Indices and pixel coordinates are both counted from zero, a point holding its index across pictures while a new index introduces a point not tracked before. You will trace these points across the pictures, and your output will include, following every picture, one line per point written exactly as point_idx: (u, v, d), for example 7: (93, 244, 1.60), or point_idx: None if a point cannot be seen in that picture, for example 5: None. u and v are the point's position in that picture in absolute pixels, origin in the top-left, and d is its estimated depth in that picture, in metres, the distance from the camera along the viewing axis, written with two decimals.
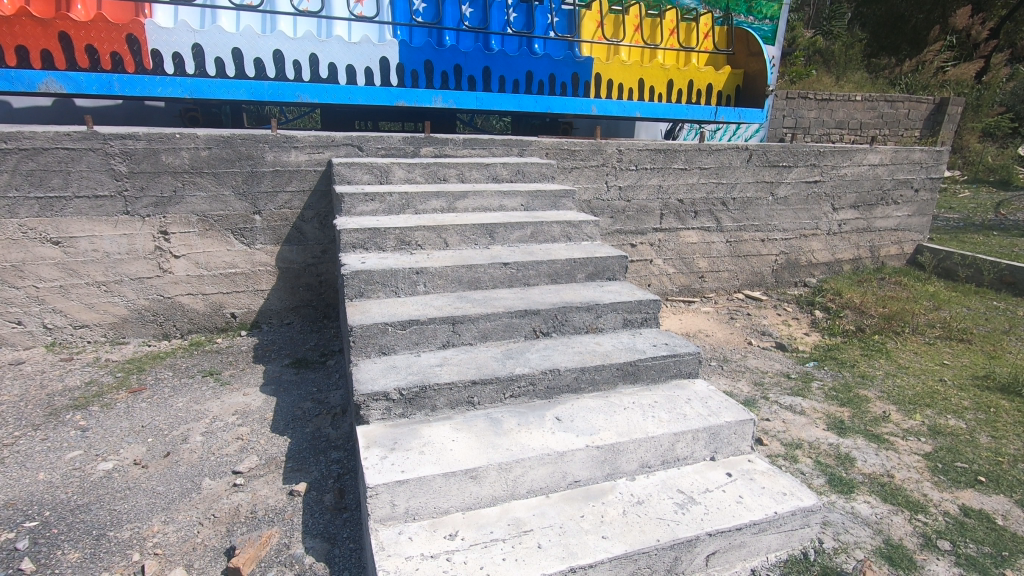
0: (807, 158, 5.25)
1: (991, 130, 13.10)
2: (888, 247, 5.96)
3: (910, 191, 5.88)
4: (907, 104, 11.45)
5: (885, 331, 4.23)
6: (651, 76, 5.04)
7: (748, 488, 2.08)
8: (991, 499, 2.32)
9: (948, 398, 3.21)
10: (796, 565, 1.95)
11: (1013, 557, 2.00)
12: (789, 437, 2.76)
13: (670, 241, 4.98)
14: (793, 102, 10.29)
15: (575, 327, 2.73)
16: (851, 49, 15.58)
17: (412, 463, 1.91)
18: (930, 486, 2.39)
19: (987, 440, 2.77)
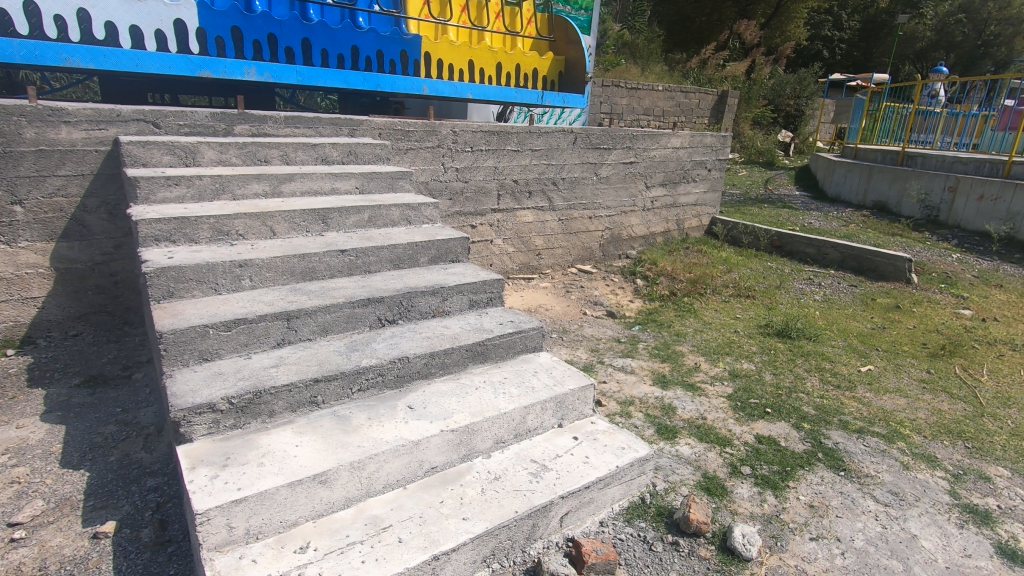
0: (623, 142, 5.76)
1: (758, 119, 15.68)
2: (690, 221, 6.84)
3: (705, 170, 6.78)
4: (698, 95, 13.16)
5: (692, 294, 4.87)
6: (480, 57, 5.10)
7: (592, 447, 2.24)
8: (776, 425, 2.80)
9: (741, 346, 3.80)
10: (636, 510, 2.16)
11: (793, 470, 2.45)
12: (622, 395, 3.05)
13: (508, 221, 5.14)
14: (608, 90, 11.30)
15: (420, 312, 2.68)
16: (652, 44, 17.39)
17: (250, 478, 1.72)
18: (733, 422, 2.81)
19: (770, 377, 3.34)
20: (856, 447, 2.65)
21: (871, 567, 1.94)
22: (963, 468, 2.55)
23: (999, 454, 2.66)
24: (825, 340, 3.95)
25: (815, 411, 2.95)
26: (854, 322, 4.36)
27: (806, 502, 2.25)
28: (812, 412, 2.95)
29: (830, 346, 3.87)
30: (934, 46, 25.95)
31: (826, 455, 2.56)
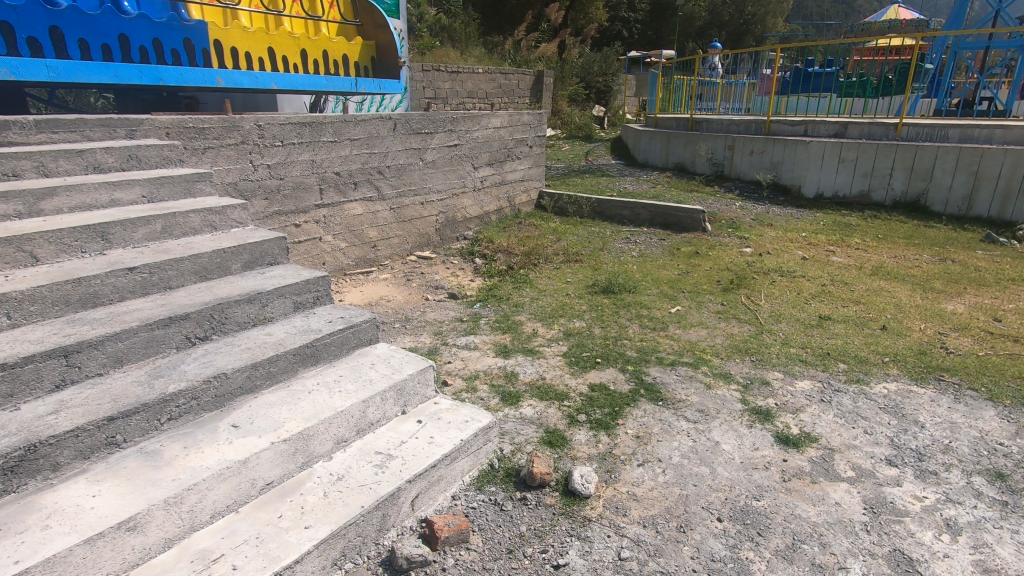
0: (444, 125, 5.79)
1: (573, 96, 16.80)
2: (519, 197, 7.15)
3: (527, 147, 7.10)
4: (516, 75, 13.67)
5: (526, 265, 5.12)
6: (280, 44, 4.74)
7: (437, 427, 2.28)
8: (606, 373, 3.09)
9: (573, 307, 4.10)
10: (486, 476, 2.24)
11: (621, 409, 2.73)
12: (467, 372, 3.13)
13: (335, 216, 4.91)
14: (429, 75, 11.23)
15: (238, 323, 2.47)
16: (468, 27, 17.59)
17: (32, 546, 1.46)
18: (569, 377, 3.04)
19: (599, 331, 3.67)
20: (670, 378, 3.02)
21: (686, 476, 2.25)
22: (750, 378, 3.05)
23: (775, 362, 3.23)
24: (642, 290, 4.42)
25: (636, 354, 3.31)
26: (665, 271, 4.93)
27: (633, 434, 2.53)
28: (634, 355, 3.30)
29: (646, 295, 4.34)
30: (709, 24, 29.82)
31: (647, 390, 2.89)
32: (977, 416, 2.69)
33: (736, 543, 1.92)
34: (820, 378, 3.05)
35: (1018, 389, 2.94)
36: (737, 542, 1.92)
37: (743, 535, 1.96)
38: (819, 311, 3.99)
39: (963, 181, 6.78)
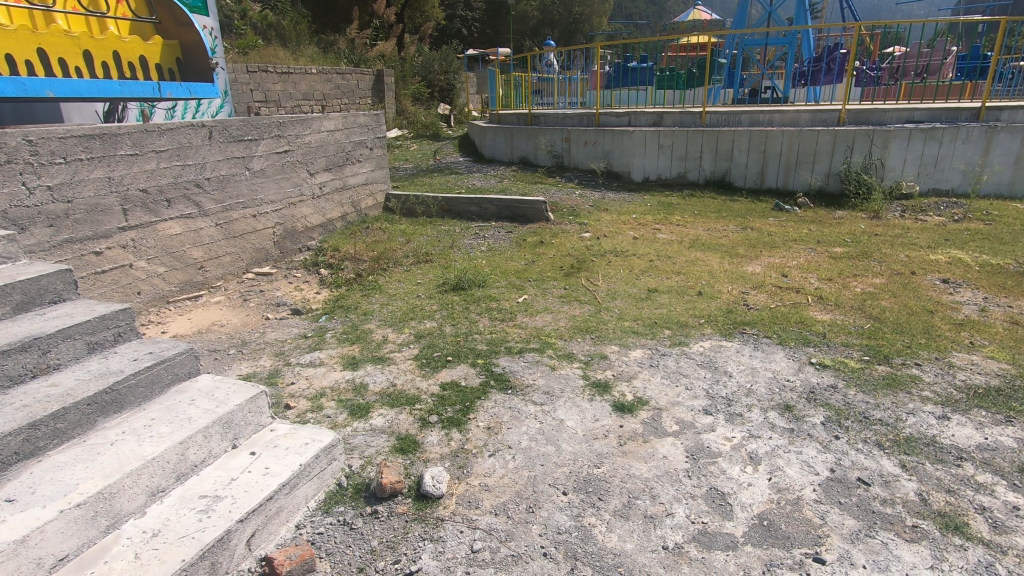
0: (270, 130, 5.40)
1: (417, 95, 16.66)
2: (365, 201, 6.93)
3: (366, 149, 6.88)
4: (354, 75, 13.20)
5: (375, 271, 4.98)
6: (52, 44, 4.03)
7: (273, 455, 2.13)
8: (457, 370, 3.12)
9: (423, 308, 4.07)
10: (333, 497, 2.14)
11: (472, 404, 2.77)
12: (312, 391, 2.96)
13: (147, 238, 4.35)
14: (255, 75, 10.40)
15: (11, 377, 2.08)
16: (298, 24, 16.62)
17: None
18: (420, 380, 3.02)
19: (450, 329, 3.69)
20: (517, 365, 3.14)
21: (534, 458, 2.35)
22: (589, 354, 3.27)
23: (611, 336, 3.50)
24: (490, 284, 4.52)
25: (486, 347, 3.39)
26: (512, 262, 5.09)
27: (484, 426, 2.58)
28: (484, 348, 3.37)
29: (494, 288, 4.45)
30: (542, 23, 31.26)
31: (496, 381, 2.97)
32: (771, 359, 3.16)
33: (579, 512, 2.05)
34: (650, 345, 3.36)
35: (800, 332, 3.50)
36: (580, 511, 2.06)
37: (585, 503, 2.10)
38: (647, 284, 4.40)
39: (755, 159, 7.88)
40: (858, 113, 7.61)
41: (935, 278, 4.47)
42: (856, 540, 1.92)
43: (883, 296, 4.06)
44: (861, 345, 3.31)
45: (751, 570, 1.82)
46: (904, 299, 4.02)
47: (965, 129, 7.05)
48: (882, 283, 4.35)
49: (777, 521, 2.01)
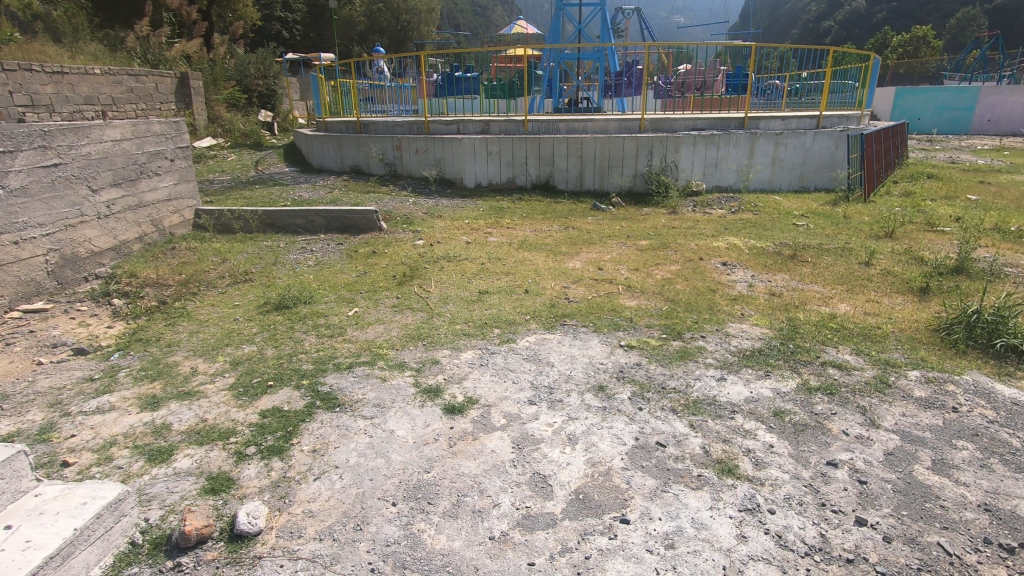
0: (31, 140, 4.54)
1: (231, 101, 15.24)
2: (168, 218, 6.16)
3: (166, 161, 6.13)
4: (150, 78, 11.68)
5: (183, 296, 4.45)
6: None
7: (38, 525, 1.83)
8: (279, 395, 2.91)
9: (241, 333, 3.73)
10: (124, 559, 1.87)
11: (295, 428, 2.60)
12: (99, 441, 2.55)
13: None
14: (14, 74, 8.64)
15: None
16: (73, 17, 14.23)
17: None
18: (235, 411, 2.76)
19: (271, 351, 3.43)
20: (346, 382, 3.03)
21: (362, 474, 2.30)
22: (421, 361, 3.28)
23: (442, 340, 3.55)
24: (318, 300, 4.30)
25: (312, 366, 3.21)
26: (341, 276, 4.91)
27: (309, 450, 2.45)
28: (309, 368, 3.20)
29: (323, 303, 4.25)
30: (369, 29, 30.57)
31: (323, 401, 2.84)
32: (587, 346, 3.47)
33: (408, 521, 2.05)
34: (479, 345, 3.47)
35: (612, 318, 3.88)
36: (410, 519, 2.06)
37: (415, 510, 2.11)
38: (478, 287, 4.54)
39: (574, 164, 8.55)
40: (655, 122, 8.65)
41: (717, 262, 5.26)
42: (653, 497, 2.20)
43: (677, 281, 4.67)
44: (660, 325, 3.78)
45: (567, 543, 1.98)
46: (694, 282, 4.67)
47: (734, 135, 8.41)
48: (677, 269, 5.01)
49: (591, 493, 2.22)
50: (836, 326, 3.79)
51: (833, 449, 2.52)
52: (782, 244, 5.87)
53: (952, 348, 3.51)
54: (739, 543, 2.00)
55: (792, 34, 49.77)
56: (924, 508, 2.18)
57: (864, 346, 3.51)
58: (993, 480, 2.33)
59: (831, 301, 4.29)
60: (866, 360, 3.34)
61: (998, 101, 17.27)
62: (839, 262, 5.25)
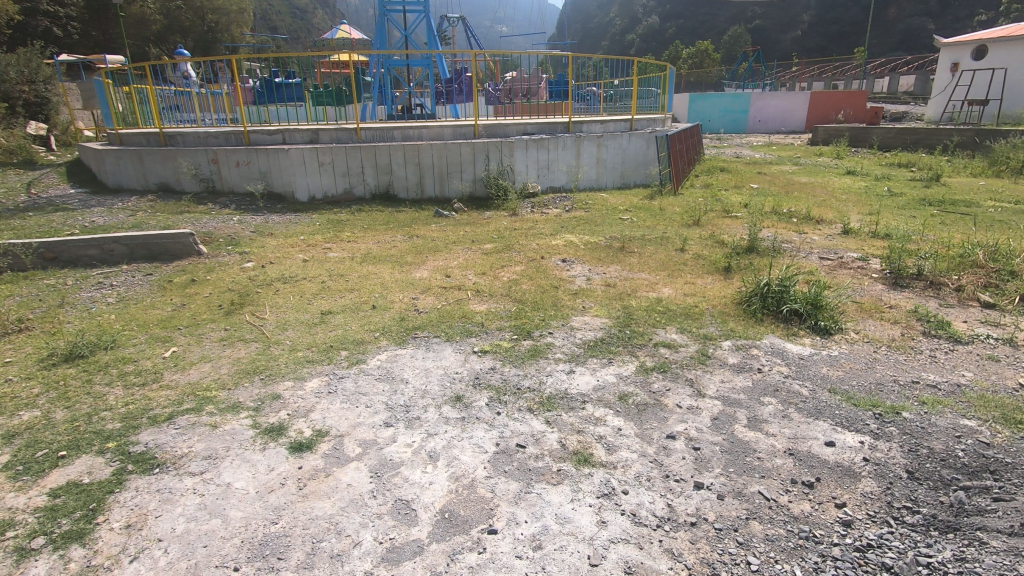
0: None
1: None
2: None
3: None
4: None
5: None
6: None
7: None
8: (75, 466, 2.40)
9: (16, 397, 3.02)
10: None
11: (101, 503, 2.17)
12: None
13: None
14: None
15: None
16: None
17: None
18: (13, 497, 2.22)
19: (62, 414, 2.83)
20: (165, 437, 2.60)
21: (194, 542, 1.99)
22: (259, 399, 2.94)
23: (283, 372, 3.23)
24: (124, 343, 3.67)
25: (120, 424, 2.71)
26: (152, 312, 4.24)
27: (121, 526, 2.06)
28: (116, 426, 2.69)
29: (130, 346, 3.63)
30: (167, 29, 27.12)
31: (137, 463, 2.41)
32: (441, 357, 3.41)
33: None
34: (326, 371, 3.22)
35: (463, 325, 3.87)
36: None
37: (263, 570, 1.88)
38: (320, 308, 4.23)
39: (413, 171, 8.43)
40: (489, 128, 8.86)
41: (557, 259, 5.54)
42: (518, 500, 2.22)
43: (523, 281, 4.83)
44: (510, 326, 3.86)
45: (436, 568, 1.90)
46: (538, 281, 4.85)
47: (561, 139, 8.96)
48: (522, 270, 5.17)
49: (456, 509, 2.18)
50: (662, 309, 4.21)
51: (670, 422, 2.78)
52: (612, 237, 6.38)
53: (752, 317, 4.09)
54: (600, 529, 2.09)
55: (602, 45, 54.69)
56: (746, 462, 2.49)
57: (687, 325, 3.94)
58: (793, 426, 2.74)
59: (656, 287, 4.75)
60: (689, 337, 3.75)
61: (765, 105, 20.74)
62: (659, 250, 5.85)
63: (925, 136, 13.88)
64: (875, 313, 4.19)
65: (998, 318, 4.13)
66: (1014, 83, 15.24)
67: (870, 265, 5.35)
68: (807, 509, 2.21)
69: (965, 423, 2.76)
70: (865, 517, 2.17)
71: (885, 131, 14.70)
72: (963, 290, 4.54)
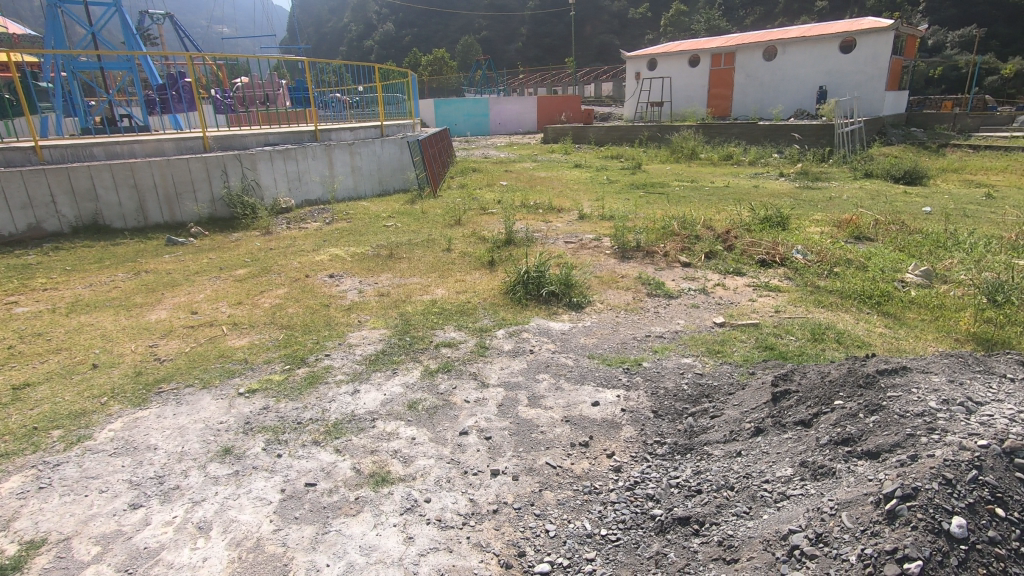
0: None
1: None
2: None
3: None
4: None
5: None
6: None
7: None
8: None
9: None
10: None
11: None
12: None
13: None
14: None
15: None
16: None
17: None
18: None
19: None
20: None
21: None
22: None
23: None
24: None
25: None
26: None
27: None
28: None
29: None
30: None
31: None
32: (198, 409, 2.91)
33: None
34: (31, 463, 2.48)
35: (222, 366, 3.37)
36: None
37: None
38: (12, 381, 3.24)
39: (128, 195, 7.04)
40: (221, 139, 7.87)
41: (324, 276, 5.23)
42: (315, 545, 2.03)
43: (288, 305, 4.43)
44: (280, 357, 3.49)
45: None
46: (305, 301, 4.50)
47: (310, 149, 8.44)
48: (285, 292, 4.74)
49: None
50: (438, 310, 4.29)
51: (461, 419, 2.86)
52: (379, 245, 6.28)
53: (519, 303, 4.44)
54: (408, 546, 2.04)
55: (340, 50, 53.22)
56: (531, 438, 2.70)
57: (463, 321, 4.09)
58: (565, 396, 3.06)
59: (429, 289, 4.82)
60: (467, 332, 3.91)
61: (501, 109, 22.68)
62: (427, 253, 5.96)
63: (626, 133, 16.85)
64: (612, 284, 4.93)
65: (693, 273, 5.24)
66: (677, 89, 19.47)
67: (602, 244, 6.27)
68: (587, 467, 2.49)
69: (685, 361, 3.43)
70: (630, 459, 2.53)
71: (598, 129, 17.41)
72: (669, 255, 5.63)
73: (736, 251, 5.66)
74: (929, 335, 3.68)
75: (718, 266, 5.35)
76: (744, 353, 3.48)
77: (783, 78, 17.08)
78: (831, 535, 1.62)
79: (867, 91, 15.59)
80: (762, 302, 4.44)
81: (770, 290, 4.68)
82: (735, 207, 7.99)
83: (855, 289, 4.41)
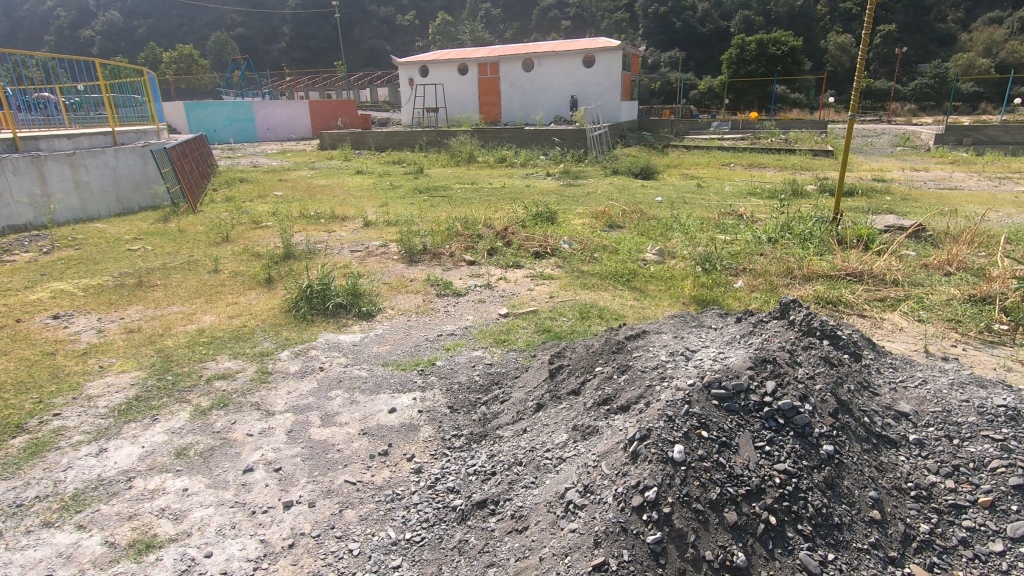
0: None
1: None
2: None
3: None
4: None
5: None
6: None
7: None
8: None
9: None
10: None
11: None
12: None
13: None
14: None
15: None
16: None
17: None
18: None
19: None
20: None
21: None
22: None
23: None
24: None
25: None
26: None
27: None
28: None
29: None
30: None
31: None
32: None
33: None
34: None
35: None
36: None
37: None
38: None
39: None
40: None
41: (45, 317, 4.23)
42: None
43: None
44: None
45: None
46: (17, 353, 3.58)
47: (7, 161, 6.71)
48: None
49: None
50: (207, 340, 3.79)
51: (243, 456, 2.58)
52: (122, 274, 5.28)
53: (303, 320, 4.18)
54: None
55: (45, 40, 43.26)
56: (327, 459, 2.57)
57: (239, 348, 3.68)
58: (361, 408, 2.98)
59: (194, 317, 4.24)
60: (244, 360, 3.53)
61: (268, 113, 20.91)
62: (189, 277, 5.21)
63: (405, 138, 16.96)
64: (401, 289, 4.94)
65: (477, 270, 5.53)
66: (450, 95, 20.21)
67: (389, 250, 6.23)
68: (388, 475, 2.46)
69: (475, 354, 3.60)
70: (430, 458, 2.58)
71: (377, 135, 17.19)
72: (454, 255, 5.85)
73: (514, 246, 6.12)
74: (665, 302, 4.47)
75: (499, 261, 5.74)
76: (526, 338, 3.80)
77: (541, 88, 18.95)
78: (595, 483, 1.88)
79: (607, 100, 18.16)
80: (539, 290, 4.89)
81: (545, 279, 5.18)
82: (510, 206, 8.64)
83: (610, 271, 5.14)
